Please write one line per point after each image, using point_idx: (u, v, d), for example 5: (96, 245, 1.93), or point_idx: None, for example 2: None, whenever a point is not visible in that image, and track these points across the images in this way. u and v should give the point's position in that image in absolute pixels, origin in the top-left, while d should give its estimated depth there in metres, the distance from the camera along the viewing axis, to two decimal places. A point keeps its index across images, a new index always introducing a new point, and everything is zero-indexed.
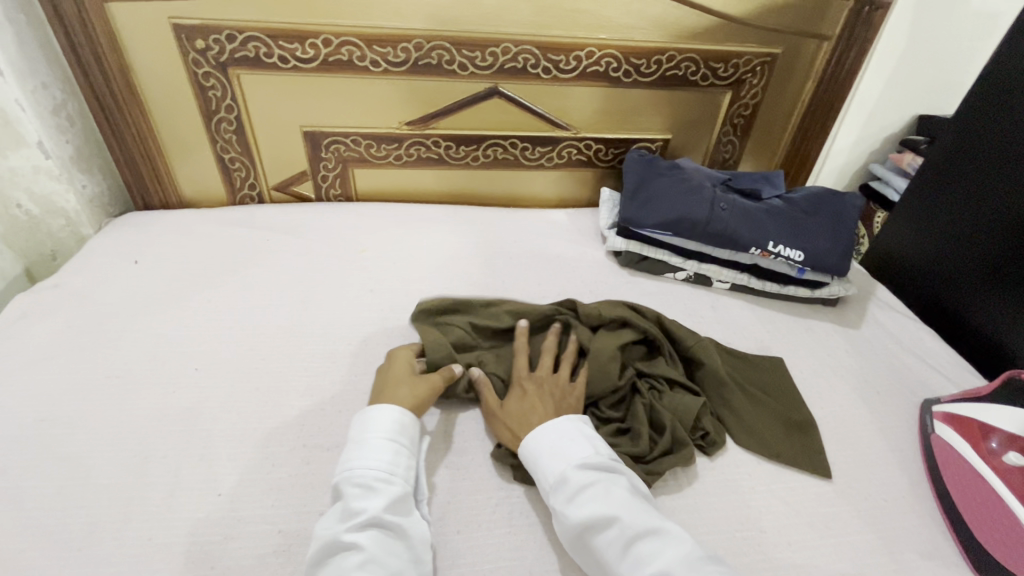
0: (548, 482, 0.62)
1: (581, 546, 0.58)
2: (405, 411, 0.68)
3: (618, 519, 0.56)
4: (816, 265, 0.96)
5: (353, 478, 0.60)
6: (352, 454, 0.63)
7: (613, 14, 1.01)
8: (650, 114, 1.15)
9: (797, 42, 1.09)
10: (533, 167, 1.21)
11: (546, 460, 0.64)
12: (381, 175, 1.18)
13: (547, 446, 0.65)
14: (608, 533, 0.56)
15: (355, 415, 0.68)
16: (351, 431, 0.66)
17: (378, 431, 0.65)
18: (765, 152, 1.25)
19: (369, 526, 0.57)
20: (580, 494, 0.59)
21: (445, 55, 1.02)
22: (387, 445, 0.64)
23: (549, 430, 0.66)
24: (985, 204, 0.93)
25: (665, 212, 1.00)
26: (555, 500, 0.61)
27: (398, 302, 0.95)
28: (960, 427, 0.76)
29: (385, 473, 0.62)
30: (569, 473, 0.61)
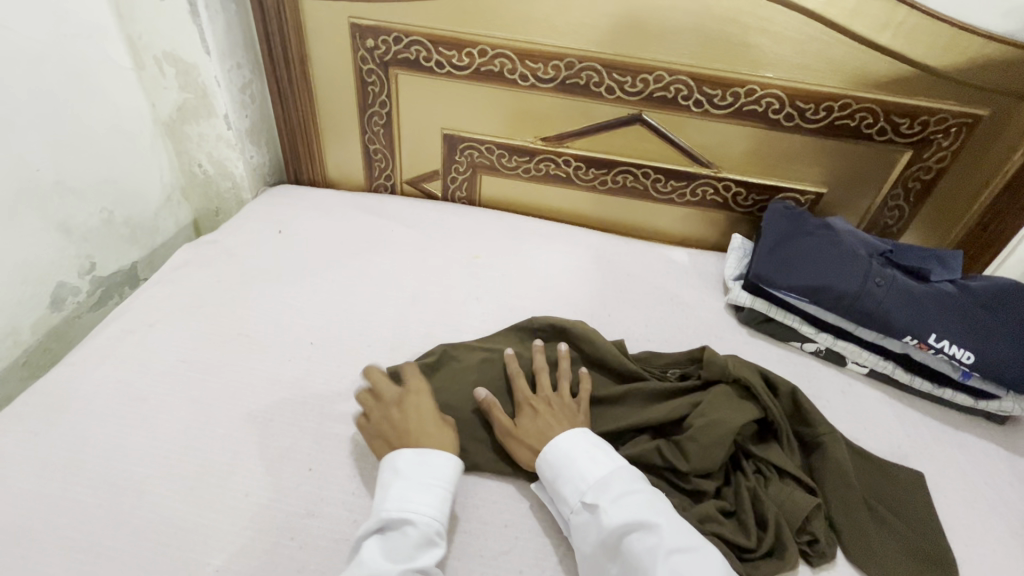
0: (588, 481, 0.64)
1: (611, 546, 0.59)
2: (455, 458, 0.68)
3: (661, 528, 0.58)
4: (988, 373, 0.80)
5: (408, 521, 0.60)
6: (410, 493, 0.63)
7: (785, 53, 0.93)
8: (806, 164, 1.05)
9: (1012, 105, 0.92)
10: (662, 201, 1.15)
11: (586, 461, 0.66)
12: (507, 185, 1.20)
13: (582, 452, 0.67)
14: (648, 538, 0.57)
15: (400, 452, 0.67)
16: (402, 462, 0.66)
17: (440, 477, 0.65)
18: (944, 224, 1.07)
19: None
20: (623, 498, 0.61)
21: (595, 77, 1.00)
22: (443, 496, 0.64)
23: (578, 438, 0.68)
24: None
25: (805, 276, 0.89)
26: (594, 499, 0.62)
27: (500, 316, 0.95)
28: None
29: (438, 523, 0.62)
30: (614, 480, 0.63)
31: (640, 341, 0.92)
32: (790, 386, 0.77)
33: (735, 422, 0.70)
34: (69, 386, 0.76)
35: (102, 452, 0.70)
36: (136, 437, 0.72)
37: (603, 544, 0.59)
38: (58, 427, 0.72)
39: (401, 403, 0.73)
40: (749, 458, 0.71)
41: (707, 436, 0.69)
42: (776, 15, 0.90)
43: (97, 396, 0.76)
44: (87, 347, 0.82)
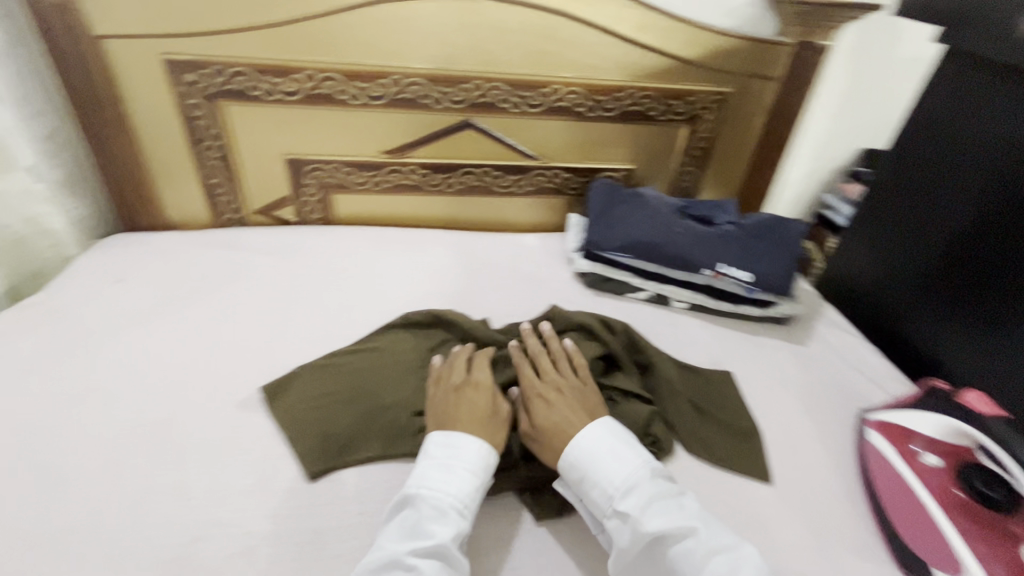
0: (614, 485, 0.65)
1: (650, 549, 0.62)
2: (490, 449, 0.70)
3: (696, 530, 0.61)
4: (764, 287, 1.02)
5: (427, 499, 0.64)
6: (441, 479, 0.65)
7: (576, 56, 1.10)
8: (613, 146, 1.24)
9: (746, 82, 1.19)
10: (505, 194, 1.28)
11: (616, 463, 0.67)
12: (361, 200, 1.24)
13: (593, 455, 0.68)
14: (686, 542, 0.60)
15: (446, 434, 0.70)
16: (430, 448, 0.69)
17: (462, 461, 0.67)
18: (725, 179, 1.33)
19: (434, 554, 0.59)
20: (651, 503, 0.63)
21: (421, 90, 1.10)
22: (471, 481, 0.66)
23: (592, 433, 0.70)
24: (932, 230, 0.99)
25: (624, 237, 1.07)
26: (625, 506, 0.63)
27: (371, 319, 1.00)
28: (888, 434, 0.79)
29: (459, 504, 0.64)
30: (641, 483, 0.65)
31: (503, 317, 1.03)
32: (623, 325, 0.91)
33: (581, 361, 0.82)
34: None
35: None
36: None
37: (636, 552, 0.61)
38: None
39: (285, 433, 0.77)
40: (600, 390, 0.84)
41: (562, 379, 0.80)
42: (561, 25, 1.07)
43: None
44: None
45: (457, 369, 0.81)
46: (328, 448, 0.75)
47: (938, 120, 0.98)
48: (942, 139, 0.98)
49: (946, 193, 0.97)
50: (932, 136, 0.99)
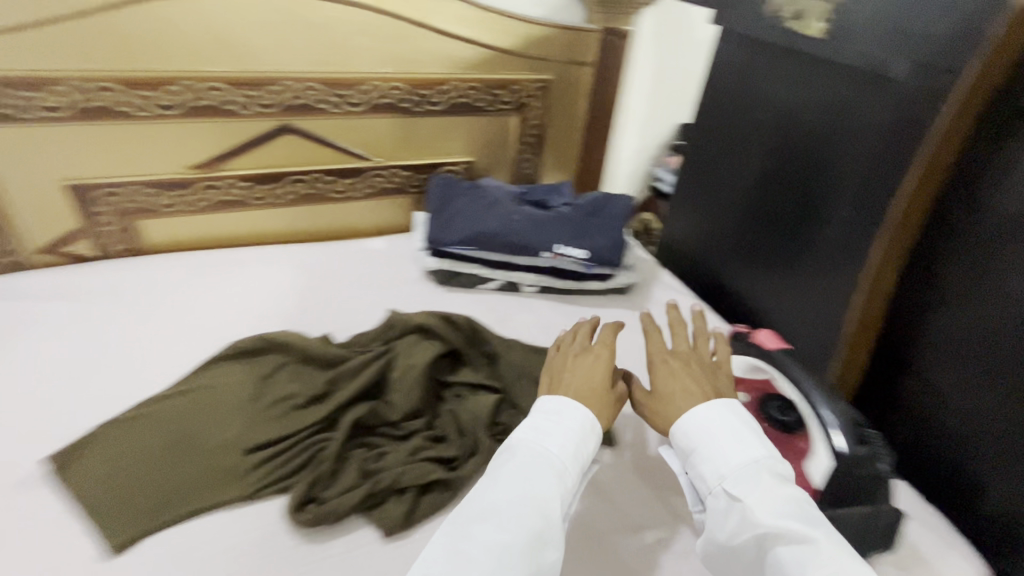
0: (732, 467, 0.54)
1: (750, 549, 0.51)
2: (590, 414, 0.60)
3: (818, 546, 0.48)
4: (599, 262, 1.08)
5: (532, 449, 0.56)
6: (557, 428, 0.58)
7: (390, 50, 1.08)
8: (449, 140, 1.23)
9: (565, 68, 1.24)
10: (343, 200, 1.21)
11: (733, 446, 0.55)
12: (174, 224, 1.10)
13: (732, 433, 0.56)
14: (797, 553, 0.48)
15: (575, 402, 0.61)
16: (545, 400, 0.61)
17: (575, 413, 0.59)
18: (563, 162, 1.38)
19: (524, 505, 0.51)
20: (772, 496, 0.51)
21: (222, 95, 1.00)
22: (579, 441, 0.58)
23: (717, 411, 0.58)
24: (739, 189, 1.06)
25: (464, 230, 1.06)
26: (737, 493, 0.52)
27: (193, 356, 0.89)
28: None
29: (561, 463, 0.55)
30: (766, 476, 0.53)
31: (349, 329, 0.97)
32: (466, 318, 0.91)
33: (421, 362, 0.80)
34: None
35: None
36: None
37: (739, 543, 0.51)
38: None
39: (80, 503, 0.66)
40: (448, 389, 0.83)
41: (404, 385, 0.78)
42: (368, 19, 1.04)
43: None
44: None
45: (584, 331, 0.72)
46: (135, 513, 0.65)
47: (724, 89, 1.07)
48: (731, 104, 1.06)
49: (744, 152, 1.04)
50: (724, 102, 1.07)
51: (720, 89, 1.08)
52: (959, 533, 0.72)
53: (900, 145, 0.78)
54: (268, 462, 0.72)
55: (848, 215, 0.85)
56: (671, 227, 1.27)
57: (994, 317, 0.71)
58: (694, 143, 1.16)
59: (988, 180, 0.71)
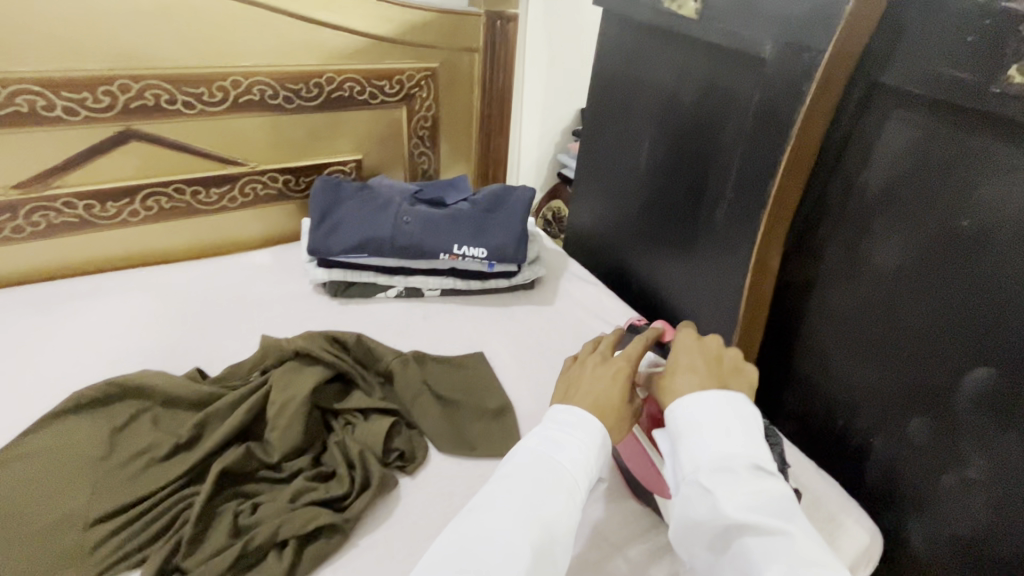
0: (713, 457, 0.50)
1: (722, 538, 0.48)
2: (605, 429, 0.57)
3: (790, 543, 0.45)
4: (501, 259, 1.02)
5: (545, 469, 0.52)
6: (571, 443, 0.54)
7: (246, 41, 0.97)
8: (332, 138, 1.12)
9: (452, 56, 1.17)
10: (215, 211, 1.08)
11: (717, 435, 0.51)
12: (2, 256, 0.94)
13: (718, 421, 0.52)
14: (767, 546, 0.46)
15: (590, 415, 0.57)
16: (560, 409, 0.58)
17: (591, 426, 0.56)
18: (464, 156, 1.32)
19: (534, 529, 0.48)
20: (749, 490, 0.48)
21: (38, 100, 0.85)
22: (594, 456, 0.55)
23: (715, 398, 0.54)
24: (636, 176, 1.05)
25: (350, 236, 0.98)
26: (712, 485, 0.49)
27: (28, 412, 0.75)
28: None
29: (574, 482, 0.52)
30: (746, 471, 0.49)
31: (228, 359, 0.87)
32: (354, 335, 0.83)
33: (302, 393, 0.72)
34: None
35: None
36: None
37: (709, 531, 0.49)
38: None
39: None
40: (337, 417, 0.75)
41: (282, 420, 0.70)
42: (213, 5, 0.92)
43: None
44: None
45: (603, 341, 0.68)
46: None
47: (611, 75, 1.05)
48: (620, 89, 1.04)
49: (637, 138, 1.03)
50: (614, 87, 1.05)
51: (612, 72, 1.05)
52: (848, 498, 0.74)
53: (773, 124, 0.78)
54: (120, 532, 0.61)
55: (737, 198, 0.85)
56: (575, 216, 1.25)
57: (868, 292, 0.72)
58: (591, 129, 1.13)
59: (852, 155, 0.71)
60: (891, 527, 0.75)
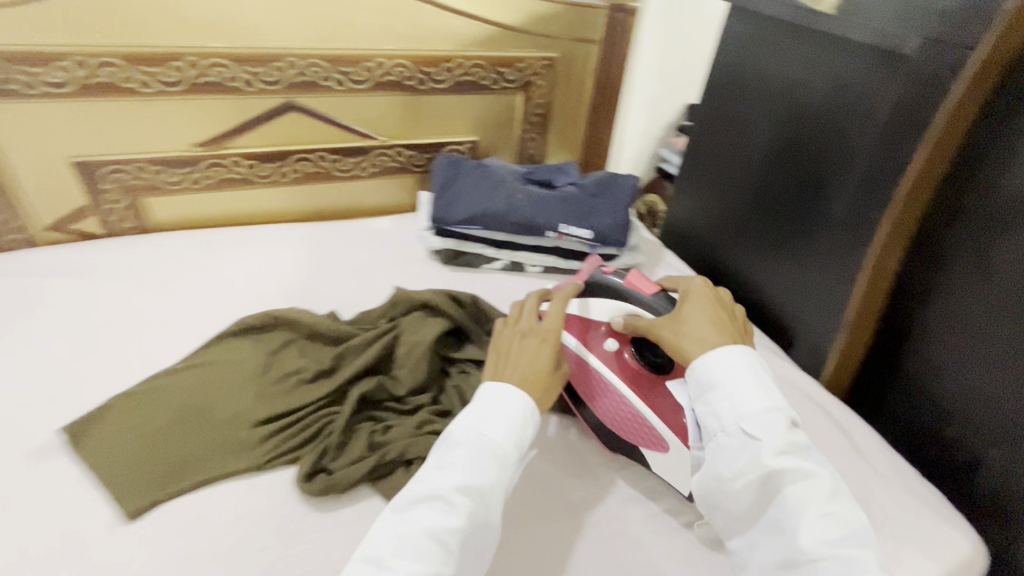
0: (748, 413, 0.59)
1: (758, 486, 0.57)
2: (531, 404, 0.63)
3: (817, 480, 0.56)
4: (605, 241, 1.08)
5: (476, 442, 0.59)
6: (499, 418, 0.61)
7: (394, 27, 1.06)
8: (453, 119, 1.22)
9: (571, 47, 1.22)
10: (348, 178, 1.21)
11: (755, 392, 0.60)
12: (180, 202, 1.11)
13: (752, 379, 0.61)
14: (802, 488, 0.56)
15: (516, 390, 0.63)
16: (486, 391, 0.64)
17: (519, 406, 0.62)
18: (569, 143, 1.38)
19: (471, 493, 0.55)
20: (784, 440, 0.57)
21: (225, 72, 0.99)
22: (519, 429, 0.61)
23: (742, 357, 0.62)
24: (744, 169, 1.06)
25: (469, 208, 1.06)
26: (752, 434, 0.58)
27: (202, 332, 0.90)
28: (576, 331, 0.76)
29: (500, 453, 0.59)
30: (782, 422, 0.58)
31: (356, 307, 0.99)
32: (471, 296, 0.91)
33: (428, 339, 0.81)
34: None
35: None
36: None
37: (745, 481, 0.57)
38: None
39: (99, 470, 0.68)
40: (453, 364, 0.84)
41: (411, 360, 0.79)
42: None
43: None
44: None
45: (526, 314, 0.73)
46: (150, 477, 0.67)
47: (731, 67, 1.06)
48: (738, 81, 1.05)
49: (750, 131, 1.04)
50: (732, 79, 1.07)
51: (734, 67, 1.05)
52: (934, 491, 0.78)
53: (910, 121, 0.77)
54: (278, 434, 0.73)
55: (856, 195, 0.85)
56: (672, 207, 1.28)
57: (996, 298, 0.72)
58: (701, 123, 1.16)
59: (995, 158, 0.71)
60: (997, 539, 0.74)
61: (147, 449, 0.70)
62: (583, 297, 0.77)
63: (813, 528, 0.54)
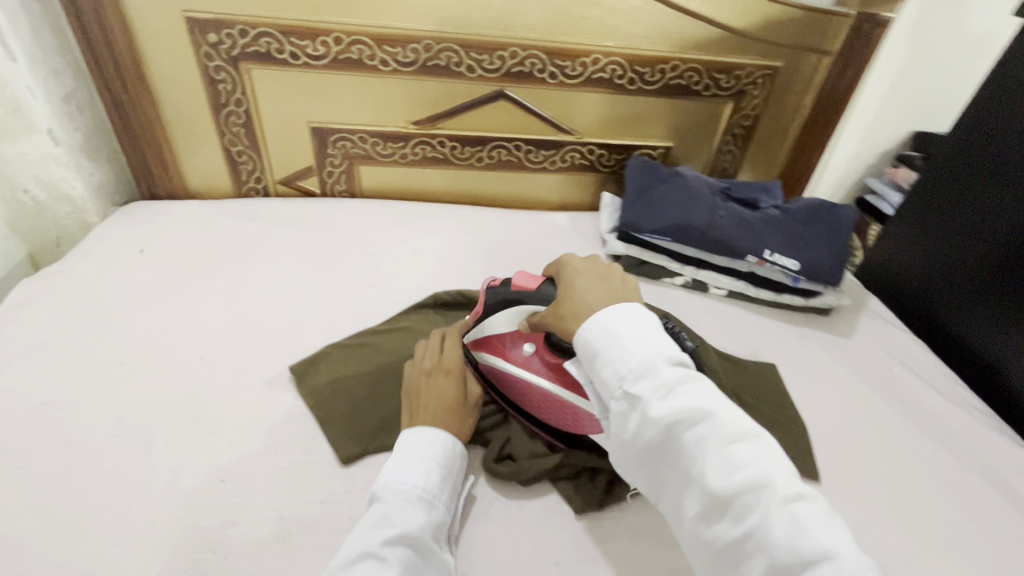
0: (629, 367, 0.54)
1: (657, 442, 0.52)
2: (455, 441, 0.67)
3: (714, 419, 0.51)
4: (810, 275, 0.98)
5: (400, 491, 0.60)
6: (417, 464, 0.63)
7: (619, 23, 1.03)
8: (652, 123, 1.18)
9: (799, 56, 1.11)
10: (536, 170, 1.22)
11: (635, 344, 0.56)
12: (386, 173, 1.20)
13: (627, 330, 0.57)
14: (698, 432, 0.50)
15: (436, 429, 0.67)
16: (394, 448, 0.66)
17: (435, 454, 0.64)
18: (767, 160, 1.28)
19: (402, 543, 0.55)
20: (673, 387, 0.53)
21: (454, 57, 1.04)
22: (437, 473, 0.63)
23: (617, 312, 0.59)
24: (994, 227, 0.94)
25: (664, 218, 1.01)
26: (633, 391, 0.53)
27: (400, 298, 0.96)
28: (491, 350, 0.77)
29: (428, 496, 0.61)
30: (667, 370, 0.53)
31: None
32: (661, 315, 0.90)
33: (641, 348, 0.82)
34: None
35: None
36: (6, 490, 0.63)
37: (639, 440, 0.53)
38: None
39: (321, 410, 0.75)
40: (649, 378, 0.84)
41: None
42: None
43: None
44: None
45: (432, 350, 0.77)
46: (363, 427, 0.74)
47: (1001, 112, 0.93)
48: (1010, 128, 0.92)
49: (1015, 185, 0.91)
50: (999, 124, 0.93)
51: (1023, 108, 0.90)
52: None
53: None
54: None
55: None
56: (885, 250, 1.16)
57: None
58: (941, 167, 1.03)
59: None
60: None
61: (359, 399, 0.77)
62: (483, 321, 0.76)
63: (720, 470, 0.48)
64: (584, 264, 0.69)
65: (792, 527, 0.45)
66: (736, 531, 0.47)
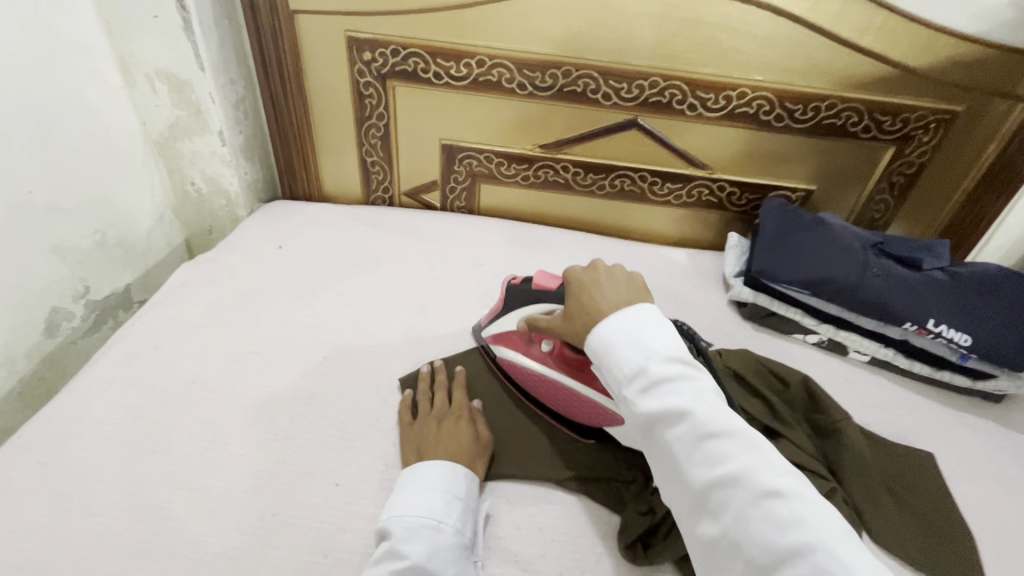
0: (622, 370, 0.55)
1: (647, 435, 0.54)
2: (457, 464, 0.66)
3: (694, 419, 0.50)
4: (985, 355, 0.85)
5: (402, 522, 0.59)
6: (419, 493, 0.62)
7: (773, 57, 0.96)
8: (795, 163, 1.09)
9: (984, 101, 0.98)
10: (659, 203, 1.18)
11: (625, 341, 0.56)
12: (506, 193, 1.21)
13: (624, 331, 0.57)
14: (679, 430, 0.51)
15: (443, 460, 0.67)
16: (400, 479, 0.65)
17: (435, 483, 0.63)
18: (925, 214, 1.14)
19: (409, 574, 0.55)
20: (659, 384, 0.53)
21: (591, 84, 1.02)
22: (439, 499, 0.62)
23: (620, 321, 0.58)
24: None
25: (806, 270, 0.92)
26: (629, 389, 0.55)
27: None
28: (509, 344, 0.80)
29: (434, 522, 0.60)
30: (655, 365, 0.54)
31: None
32: (800, 377, 0.82)
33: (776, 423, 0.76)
34: (80, 408, 0.73)
35: (121, 474, 0.67)
36: (155, 460, 0.69)
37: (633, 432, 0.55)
38: (79, 456, 0.68)
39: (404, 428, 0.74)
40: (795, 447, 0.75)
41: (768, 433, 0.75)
42: (765, 20, 0.93)
43: (104, 421, 0.72)
44: (89, 371, 0.79)
45: (438, 400, 0.76)
46: None
47: None
48: None
49: None
50: None
51: None
52: None
53: None
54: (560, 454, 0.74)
55: None
56: None
57: None
58: None
59: None
60: None
61: None
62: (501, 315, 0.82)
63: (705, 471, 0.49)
64: (592, 270, 0.67)
65: (770, 527, 0.45)
66: (718, 528, 0.48)
